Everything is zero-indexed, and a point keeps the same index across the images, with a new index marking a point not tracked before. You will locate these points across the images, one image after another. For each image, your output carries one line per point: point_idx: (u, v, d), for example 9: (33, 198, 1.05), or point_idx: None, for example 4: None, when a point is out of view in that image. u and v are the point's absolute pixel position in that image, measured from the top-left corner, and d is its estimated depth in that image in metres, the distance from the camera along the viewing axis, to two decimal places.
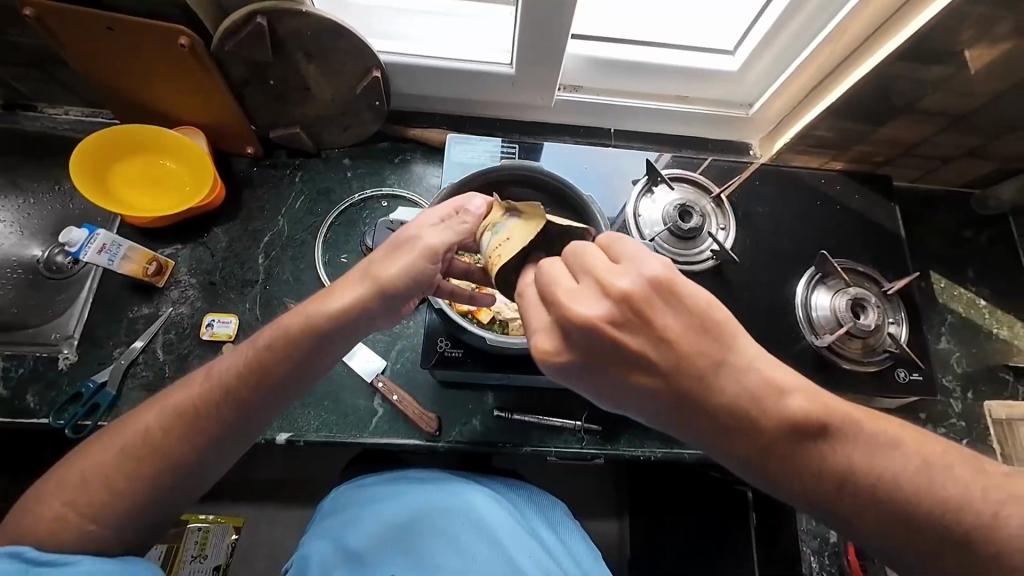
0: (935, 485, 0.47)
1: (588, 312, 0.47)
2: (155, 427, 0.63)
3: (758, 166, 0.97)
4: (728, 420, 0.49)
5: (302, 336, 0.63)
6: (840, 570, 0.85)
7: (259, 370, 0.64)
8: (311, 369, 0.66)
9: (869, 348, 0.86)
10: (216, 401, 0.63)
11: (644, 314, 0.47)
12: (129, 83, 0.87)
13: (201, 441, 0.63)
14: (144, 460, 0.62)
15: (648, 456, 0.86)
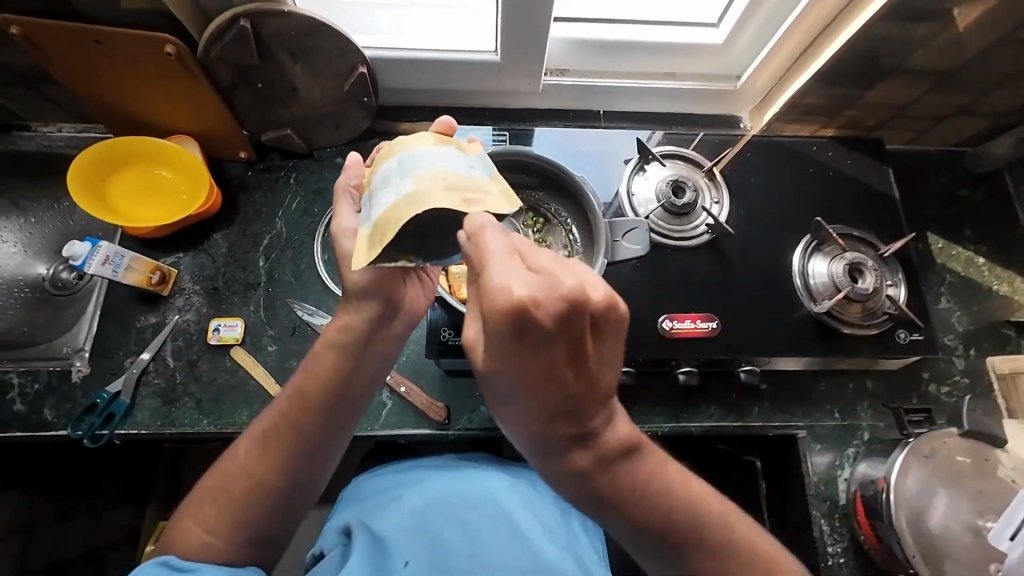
0: (712, 539, 0.54)
1: (511, 292, 0.43)
2: (237, 453, 0.64)
3: (750, 138, 0.98)
4: (582, 441, 0.50)
5: (342, 343, 0.63)
6: (850, 530, 0.86)
7: (329, 378, 0.63)
8: (364, 375, 0.65)
9: (869, 311, 0.87)
10: (286, 421, 0.63)
11: (568, 316, 0.43)
12: (119, 96, 0.88)
13: (281, 466, 0.62)
14: (247, 489, 0.62)
15: (655, 431, 0.87)
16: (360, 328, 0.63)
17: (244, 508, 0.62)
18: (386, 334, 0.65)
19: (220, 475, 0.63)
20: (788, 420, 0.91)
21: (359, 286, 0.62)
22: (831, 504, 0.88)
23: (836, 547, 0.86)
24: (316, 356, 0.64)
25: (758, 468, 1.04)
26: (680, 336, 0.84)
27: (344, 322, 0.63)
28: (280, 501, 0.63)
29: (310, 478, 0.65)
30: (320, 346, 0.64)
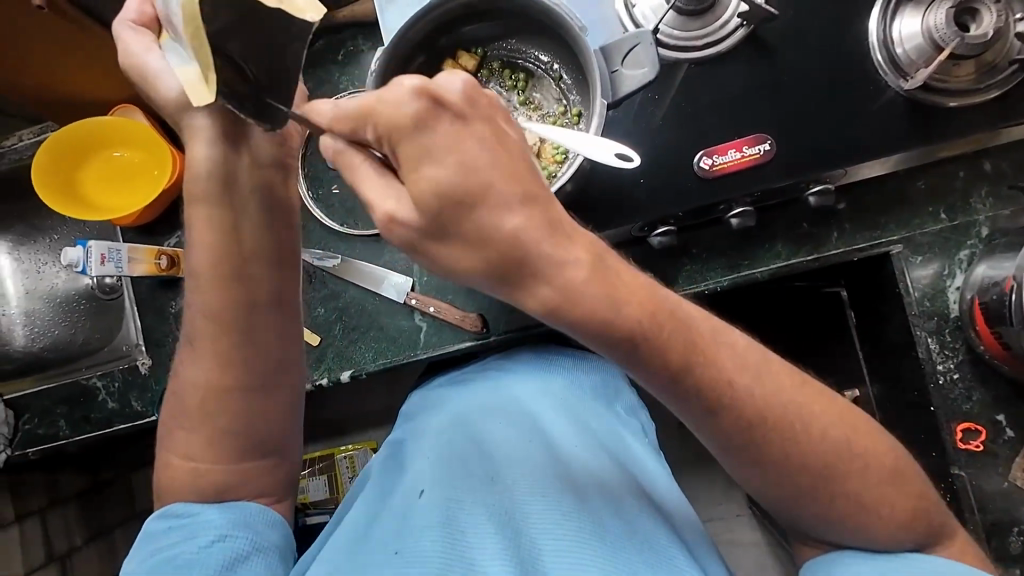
0: (785, 411, 0.45)
1: (413, 85, 0.39)
2: (186, 364, 0.64)
3: None
4: (611, 283, 0.41)
5: (210, 192, 0.59)
6: (968, 342, 0.74)
7: (224, 241, 0.60)
8: (252, 222, 0.61)
9: (988, 68, 0.64)
10: (209, 312, 0.61)
11: (481, 117, 0.41)
12: (34, 82, 0.78)
13: (228, 358, 0.62)
14: (215, 397, 0.62)
15: (715, 288, 0.76)
16: (217, 167, 0.58)
17: (228, 420, 0.63)
18: (250, 167, 0.59)
19: (179, 389, 0.64)
20: (877, 237, 0.76)
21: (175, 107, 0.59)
22: (940, 320, 0.75)
23: (948, 363, 0.75)
24: (192, 224, 0.61)
25: (845, 298, 0.92)
26: (726, 171, 0.68)
27: (194, 166, 0.58)
28: (249, 399, 0.64)
29: (269, 367, 0.64)
30: (191, 211, 0.60)
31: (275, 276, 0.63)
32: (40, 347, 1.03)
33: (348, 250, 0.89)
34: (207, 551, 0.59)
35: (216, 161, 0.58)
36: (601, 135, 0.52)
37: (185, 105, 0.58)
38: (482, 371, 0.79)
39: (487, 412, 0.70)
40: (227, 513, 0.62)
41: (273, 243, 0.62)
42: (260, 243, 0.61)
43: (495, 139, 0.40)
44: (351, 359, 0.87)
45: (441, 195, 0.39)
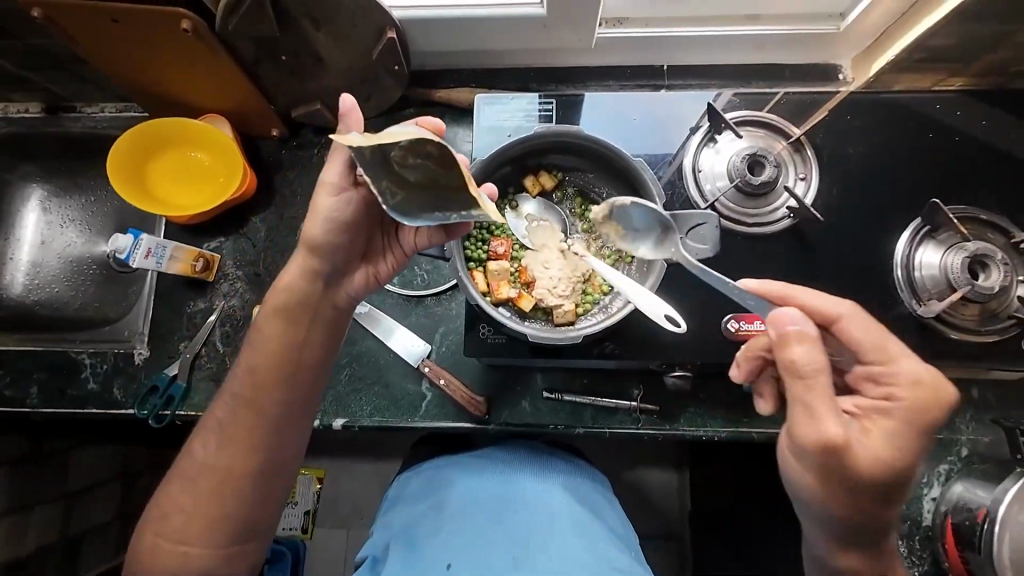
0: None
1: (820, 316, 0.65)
2: (202, 447, 0.66)
3: (846, 96, 0.81)
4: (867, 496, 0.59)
5: (286, 307, 0.65)
6: (934, 553, 0.78)
7: (280, 348, 0.65)
8: (313, 335, 0.66)
9: (989, 314, 0.72)
10: (242, 410, 0.65)
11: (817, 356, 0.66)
12: (143, 77, 0.82)
13: (246, 454, 0.65)
14: (220, 487, 0.64)
15: (711, 436, 0.82)
16: (302, 292, 0.65)
17: (228, 507, 0.65)
18: (331, 298, 0.66)
19: (192, 467, 0.66)
20: None
21: (316, 239, 0.62)
22: (912, 525, 0.79)
23: (914, 570, 0.78)
24: (258, 329, 0.66)
25: None
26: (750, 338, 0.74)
27: (289, 284, 0.65)
28: (250, 491, 0.65)
29: (284, 460, 0.67)
30: (265, 318, 0.66)
31: (321, 378, 0.68)
32: (34, 303, 1.02)
33: (377, 301, 0.92)
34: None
35: (306, 289, 0.64)
36: (654, 293, 0.61)
37: (325, 247, 0.62)
38: (498, 460, 0.79)
39: (506, 511, 0.72)
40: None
41: (322, 357, 0.67)
42: (318, 354, 0.67)
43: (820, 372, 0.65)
44: (347, 408, 0.88)
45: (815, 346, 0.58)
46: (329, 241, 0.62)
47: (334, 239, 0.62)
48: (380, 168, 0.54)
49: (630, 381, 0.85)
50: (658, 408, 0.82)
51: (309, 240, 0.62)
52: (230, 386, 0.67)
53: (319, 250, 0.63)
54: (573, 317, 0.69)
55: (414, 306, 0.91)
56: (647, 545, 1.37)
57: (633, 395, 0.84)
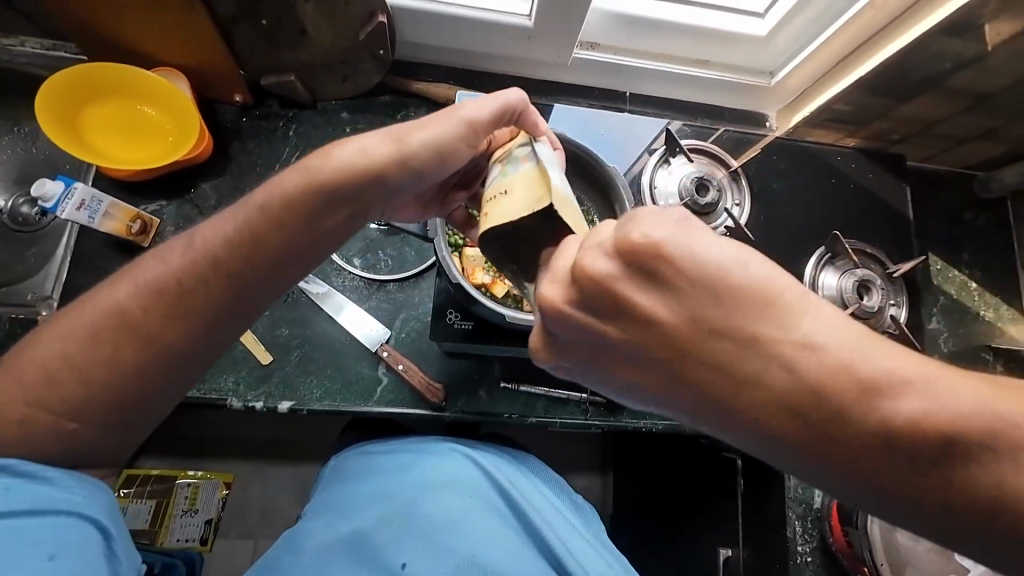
0: None
1: (599, 269, 0.41)
2: (132, 300, 0.56)
3: (772, 142, 0.98)
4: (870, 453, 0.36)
5: (323, 190, 0.56)
6: (821, 531, 0.92)
7: (280, 219, 0.57)
8: (330, 221, 0.59)
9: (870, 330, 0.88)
10: (210, 269, 0.57)
11: (651, 268, 0.39)
12: (95, 17, 0.75)
13: (177, 321, 0.57)
14: (134, 346, 0.56)
15: (649, 427, 0.90)
16: (357, 186, 0.57)
17: (139, 379, 0.58)
18: (372, 211, 0.62)
19: (108, 312, 0.56)
20: None
21: (408, 158, 0.57)
22: (806, 507, 0.93)
23: (806, 547, 0.92)
24: (282, 183, 0.57)
25: (737, 466, 1.01)
26: None
27: (349, 173, 0.56)
28: (161, 367, 0.58)
29: (209, 352, 0.60)
30: (292, 177, 0.57)
31: (301, 273, 0.62)
32: None
33: (337, 282, 0.90)
34: (28, 526, 0.52)
35: (359, 187, 0.57)
36: None
37: (413, 168, 0.57)
38: (447, 444, 0.77)
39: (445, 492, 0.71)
40: (81, 489, 0.56)
41: (317, 250, 0.61)
42: (318, 246, 0.60)
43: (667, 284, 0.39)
44: (295, 391, 0.84)
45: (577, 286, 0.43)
46: (427, 177, 0.59)
47: (425, 167, 0.58)
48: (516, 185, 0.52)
49: None
50: (606, 400, 0.89)
51: (409, 157, 0.57)
52: (206, 238, 0.58)
53: (407, 170, 0.58)
54: None
55: (376, 290, 0.90)
56: None
57: (584, 387, 0.90)
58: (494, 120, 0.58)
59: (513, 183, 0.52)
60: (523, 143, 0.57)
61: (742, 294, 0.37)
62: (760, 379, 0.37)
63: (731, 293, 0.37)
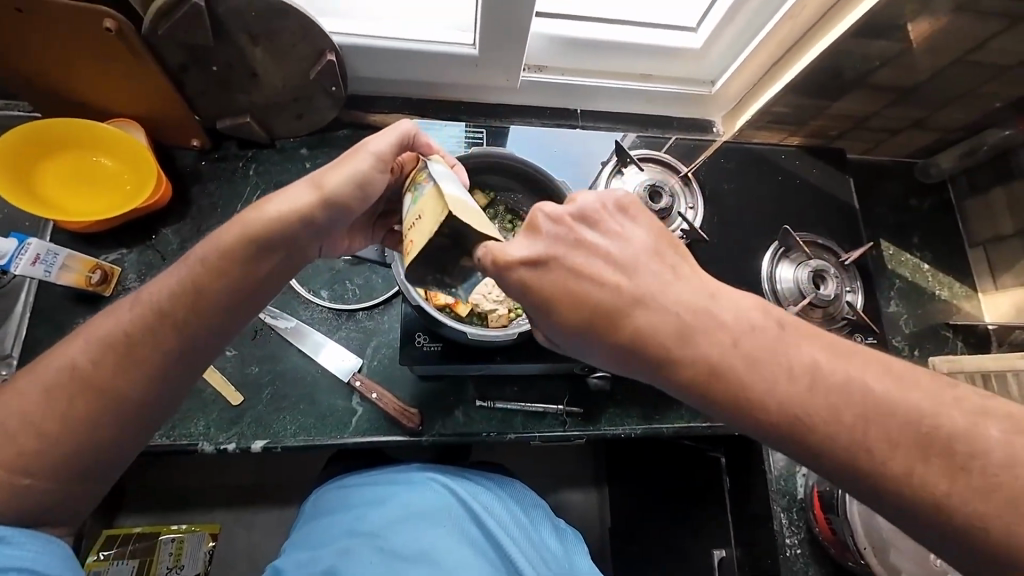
0: None
1: (553, 216, 0.54)
2: (83, 354, 0.56)
3: (721, 145, 1.02)
4: (773, 373, 0.46)
5: (261, 236, 0.59)
6: (807, 522, 0.93)
7: (222, 267, 0.59)
8: (268, 265, 0.61)
9: (830, 317, 0.91)
10: (154, 322, 0.57)
11: (597, 222, 0.54)
12: (44, 74, 0.76)
13: (122, 378, 0.56)
14: (78, 403, 0.55)
15: (628, 433, 0.90)
16: (291, 229, 0.60)
17: (99, 432, 0.56)
18: (310, 251, 0.64)
19: (58, 370, 0.55)
20: None
21: (332, 195, 0.60)
22: (790, 499, 0.95)
23: (794, 538, 0.93)
24: (220, 235, 0.60)
25: (722, 465, 1.04)
26: None
27: (280, 217, 0.59)
28: (112, 420, 0.56)
29: (159, 405, 0.59)
30: (228, 228, 0.60)
31: (247, 317, 0.63)
32: None
33: (305, 315, 0.90)
34: None
35: (293, 229, 0.60)
36: None
37: (340, 203, 0.61)
38: (424, 474, 0.76)
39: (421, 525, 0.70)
40: (31, 547, 0.53)
41: (260, 293, 0.62)
42: (262, 290, 0.62)
43: (601, 228, 0.54)
44: (268, 429, 0.83)
45: (533, 233, 0.54)
46: (353, 209, 0.62)
47: (353, 199, 0.61)
48: (423, 207, 0.55)
49: (557, 387, 0.91)
50: (582, 410, 0.89)
51: (329, 195, 0.60)
52: (158, 288, 0.59)
53: (332, 206, 0.61)
54: (506, 322, 0.75)
55: (345, 320, 0.90)
56: None
57: (559, 399, 0.90)
58: (396, 149, 0.63)
59: (422, 207, 0.55)
60: (420, 168, 0.61)
61: (668, 246, 0.54)
62: (652, 288, 0.50)
63: (658, 241, 0.54)
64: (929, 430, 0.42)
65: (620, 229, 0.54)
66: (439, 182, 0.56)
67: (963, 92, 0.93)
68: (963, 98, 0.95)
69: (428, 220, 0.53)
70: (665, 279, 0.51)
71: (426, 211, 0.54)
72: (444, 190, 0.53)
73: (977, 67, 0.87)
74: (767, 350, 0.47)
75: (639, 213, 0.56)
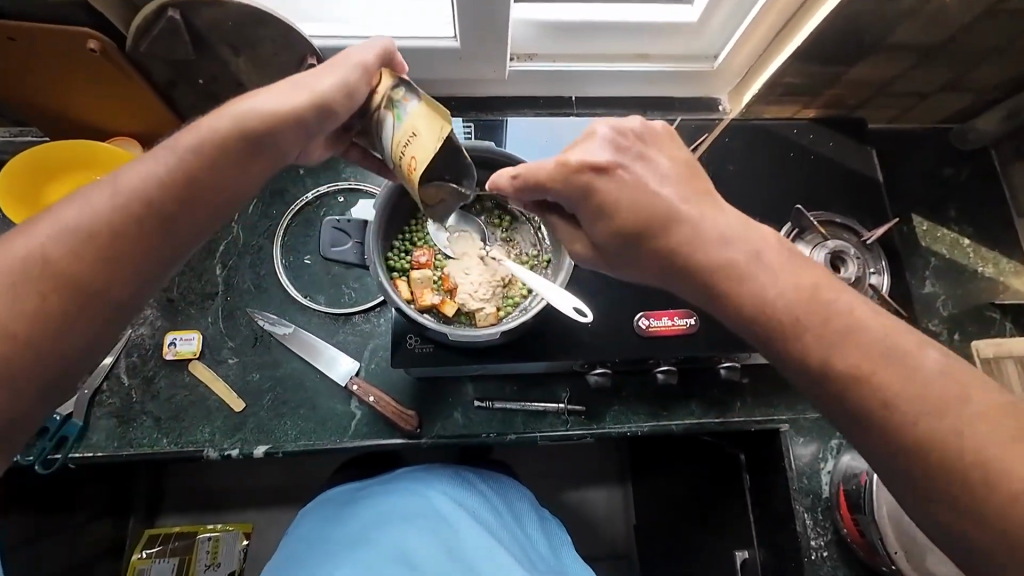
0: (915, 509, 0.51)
1: (615, 133, 0.58)
2: (54, 245, 0.51)
3: (728, 123, 0.96)
4: (784, 295, 0.52)
5: (254, 133, 0.57)
6: (834, 523, 0.86)
7: (213, 159, 0.56)
8: (257, 163, 0.59)
9: None
10: (136, 214, 0.54)
11: (651, 146, 0.59)
12: (44, 99, 0.79)
13: (103, 271, 0.52)
14: (50, 296, 0.51)
15: (635, 431, 0.86)
16: (282, 127, 0.58)
17: (83, 338, 0.53)
18: (292, 151, 0.62)
19: (25, 258, 0.50)
20: (770, 414, 0.89)
21: (322, 95, 0.59)
22: (814, 498, 0.87)
23: (820, 540, 0.86)
24: (207, 127, 0.56)
25: (741, 461, 1.00)
26: (658, 333, 0.82)
27: (267, 118, 0.58)
28: (92, 316, 0.53)
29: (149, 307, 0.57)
30: (217, 122, 0.57)
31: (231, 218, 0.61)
32: None
33: (303, 321, 0.91)
34: None
35: (285, 130, 0.59)
36: (562, 288, 0.67)
37: (328, 103, 0.59)
38: (425, 468, 0.81)
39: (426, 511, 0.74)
40: None
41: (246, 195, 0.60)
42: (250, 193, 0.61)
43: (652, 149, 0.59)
44: (270, 434, 0.84)
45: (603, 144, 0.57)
46: (339, 117, 0.61)
47: (341, 101, 0.60)
48: (415, 121, 0.58)
49: (558, 384, 0.88)
50: (585, 408, 0.86)
51: (320, 96, 0.59)
52: (137, 178, 0.54)
53: (321, 108, 0.59)
54: (495, 320, 0.73)
55: (342, 325, 0.91)
56: (592, 561, 1.40)
57: (561, 397, 0.88)
58: (380, 59, 0.63)
59: (416, 122, 0.58)
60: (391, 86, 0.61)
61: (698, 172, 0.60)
62: (694, 210, 0.56)
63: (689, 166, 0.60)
64: (901, 348, 0.49)
65: (666, 155, 0.59)
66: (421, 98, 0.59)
67: (1000, 45, 0.83)
68: (1000, 52, 0.85)
69: (433, 132, 0.57)
70: (704, 205, 0.57)
71: (424, 124, 0.57)
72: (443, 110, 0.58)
73: (1013, 16, 0.77)
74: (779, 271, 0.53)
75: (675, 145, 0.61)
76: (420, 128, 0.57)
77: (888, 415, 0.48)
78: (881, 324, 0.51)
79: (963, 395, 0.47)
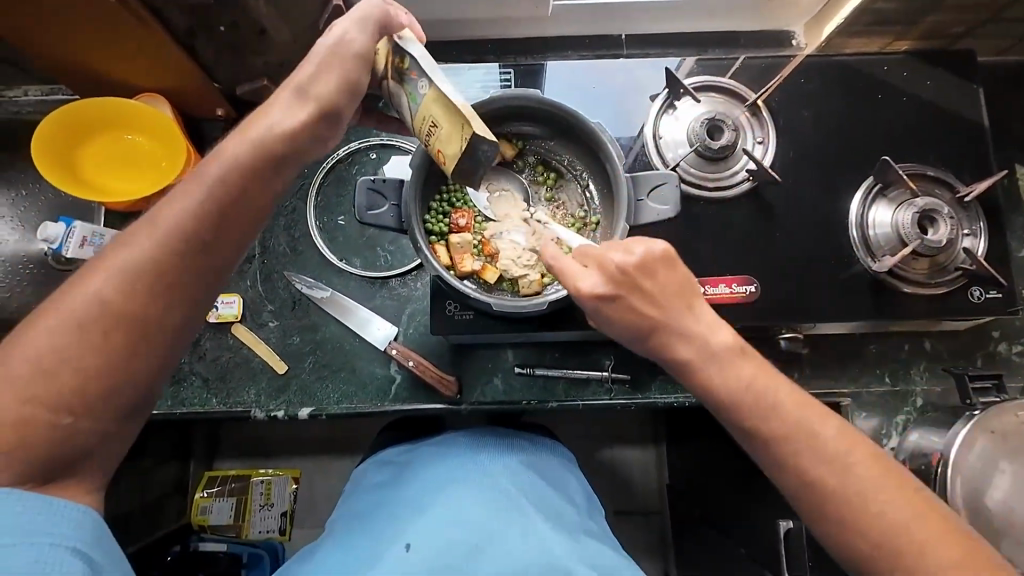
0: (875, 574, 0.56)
1: (612, 262, 0.57)
2: (110, 288, 0.48)
3: (803, 60, 0.82)
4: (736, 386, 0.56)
5: (271, 152, 0.54)
6: None
7: (244, 184, 0.53)
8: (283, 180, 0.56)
9: (938, 267, 0.75)
10: (185, 248, 0.51)
11: (645, 268, 0.57)
12: (67, 55, 0.75)
13: (165, 310, 0.50)
14: (116, 338, 0.48)
15: (683, 402, 0.82)
16: (296, 143, 0.55)
17: (154, 350, 0.52)
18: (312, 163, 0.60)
19: (84, 308, 0.48)
20: (830, 387, 0.83)
21: (326, 104, 0.56)
22: None
23: None
24: (223, 157, 0.53)
25: None
26: (715, 301, 0.76)
27: (281, 138, 0.54)
28: (160, 350, 0.51)
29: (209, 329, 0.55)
30: (234, 146, 0.54)
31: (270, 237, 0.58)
32: None
33: (339, 284, 0.89)
34: None
35: (301, 145, 0.56)
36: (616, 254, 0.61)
37: (329, 112, 0.56)
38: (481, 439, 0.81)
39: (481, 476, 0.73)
40: None
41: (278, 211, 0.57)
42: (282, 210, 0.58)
43: (646, 270, 0.57)
44: (313, 397, 0.85)
45: (595, 269, 0.58)
46: (346, 117, 0.59)
47: (345, 103, 0.57)
48: (433, 111, 0.55)
49: (601, 352, 0.85)
50: (630, 377, 0.82)
51: (325, 104, 0.56)
52: (172, 212, 0.51)
53: (325, 117, 0.56)
54: (539, 288, 0.69)
55: (379, 288, 0.88)
56: (627, 516, 1.42)
57: (604, 365, 0.84)
58: (372, 38, 0.56)
59: (431, 109, 0.55)
60: (399, 59, 0.57)
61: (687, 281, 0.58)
62: (669, 317, 0.57)
63: (678, 273, 0.58)
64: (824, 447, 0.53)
65: (658, 273, 0.58)
66: (432, 79, 0.54)
67: None
68: None
69: (452, 131, 0.55)
70: (671, 311, 0.57)
71: (441, 115, 0.55)
72: (457, 99, 0.53)
73: None
74: (729, 366, 0.56)
75: (670, 261, 0.58)
76: (440, 121, 0.55)
77: (818, 501, 0.53)
78: (823, 425, 0.54)
79: (884, 496, 0.51)
